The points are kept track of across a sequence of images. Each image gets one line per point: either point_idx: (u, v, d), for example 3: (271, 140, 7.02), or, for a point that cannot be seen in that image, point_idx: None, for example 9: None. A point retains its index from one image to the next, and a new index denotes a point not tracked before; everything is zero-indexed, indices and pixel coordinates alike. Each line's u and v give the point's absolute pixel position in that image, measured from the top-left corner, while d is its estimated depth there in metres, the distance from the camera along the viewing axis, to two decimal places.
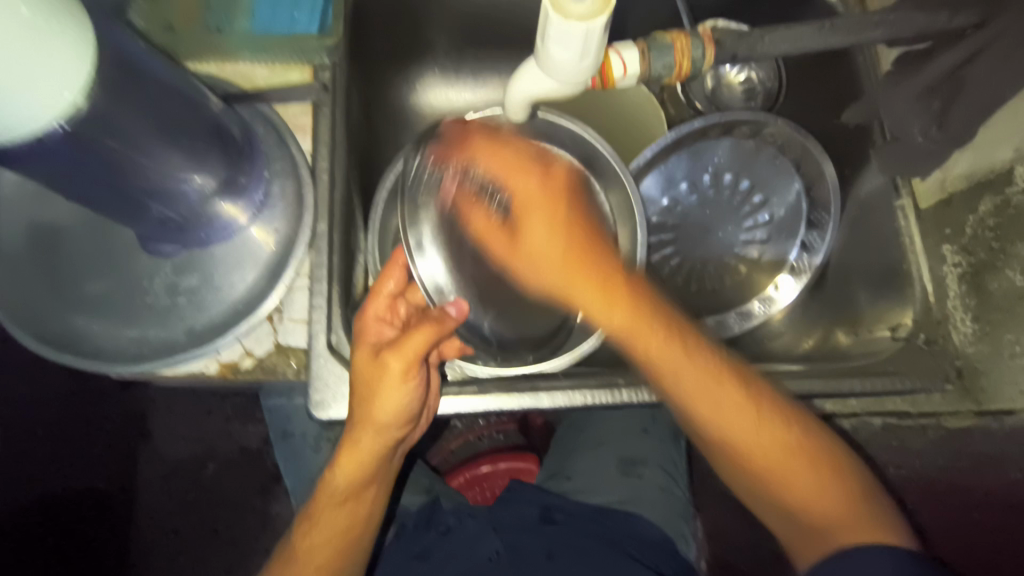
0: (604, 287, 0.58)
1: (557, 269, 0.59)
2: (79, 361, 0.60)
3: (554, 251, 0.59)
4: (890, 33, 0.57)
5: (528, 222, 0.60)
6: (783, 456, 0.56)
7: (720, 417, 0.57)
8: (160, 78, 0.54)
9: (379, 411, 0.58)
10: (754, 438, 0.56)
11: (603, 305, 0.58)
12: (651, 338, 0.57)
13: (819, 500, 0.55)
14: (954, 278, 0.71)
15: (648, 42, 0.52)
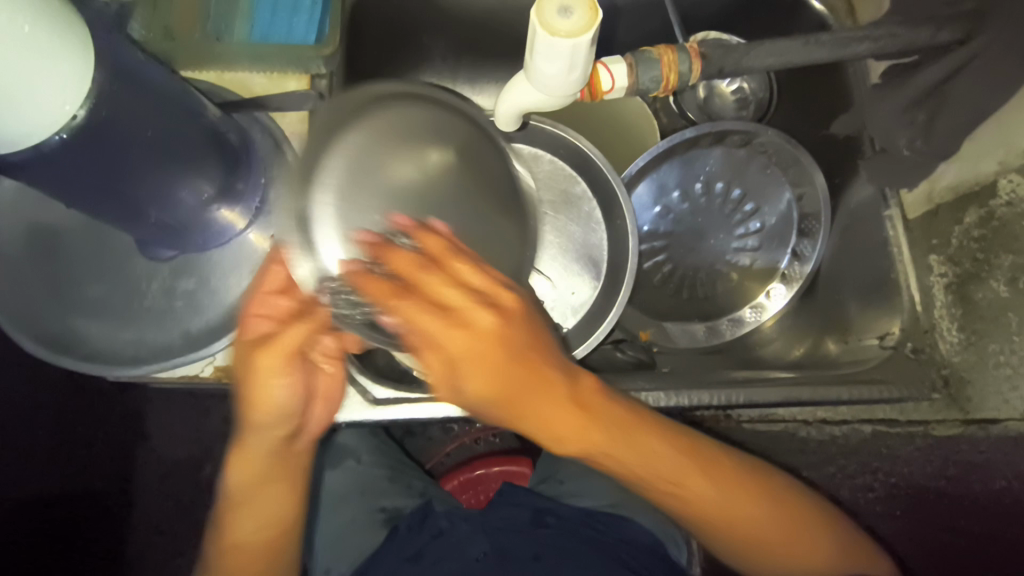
0: (570, 414, 0.51)
1: (490, 398, 0.48)
2: (77, 364, 0.60)
3: (495, 378, 0.46)
4: (876, 48, 0.57)
5: (467, 357, 0.46)
6: (701, 477, 0.59)
7: (639, 463, 0.57)
8: (163, 90, 0.55)
9: (256, 408, 0.58)
10: (678, 472, 0.58)
11: (576, 424, 0.52)
12: (598, 442, 0.54)
13: (760, 531, 0.60)
14: (941, 288, 0.71)
15: (636, 56, 0.54)
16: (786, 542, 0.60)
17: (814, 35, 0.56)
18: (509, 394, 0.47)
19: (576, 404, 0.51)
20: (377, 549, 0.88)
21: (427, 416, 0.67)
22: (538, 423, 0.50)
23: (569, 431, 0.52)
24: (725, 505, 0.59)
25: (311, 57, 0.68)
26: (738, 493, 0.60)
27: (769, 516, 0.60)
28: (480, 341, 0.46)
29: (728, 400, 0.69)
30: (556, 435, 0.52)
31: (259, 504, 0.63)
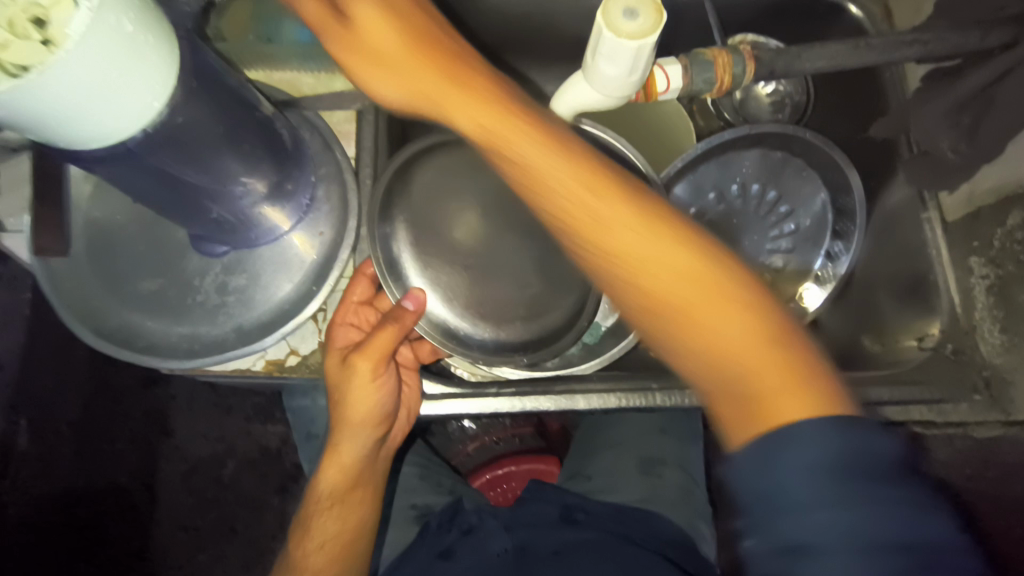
0: (495, 112, 0.49)
1: (403, 81, 0.51)
2: (135, 356, 0.62)
3: (569, 194, 0.47)
4: (924, 51, 0.58)
5: (366, 49, 0.52)
6: (708, 299, 0.45)
7: (672, 290, 0.45)
8: (229, 87, 0.56)
9: (354, 408, 0.62)
10: (732, 335, 0.44)
11: (482, 134, 0.49)
12: (586, 189, 0.47)
13: (719, 333, 0.44)
14: (982, 289, 0.71)
15: (690, 57, 0.54)
16: (721, 355, 0.44)
17: (865, 38, 0.57)
18: (568, 195, 0.47)
19: (506, 107, 0.49)
20: (409, 547, 0.90)
21: (477, 411, 0.67)
22: (394, 84, 0.51)
23: (617, 215, 0.47)
24: (654, 266, 0.46)
25: None
26: (774, 363, 0.42)
27: (732, 326, 0.44)
28: (531, 140, 0.48)
29: None
30: (498, 144, 0.49)
31: (323, 540, 0.64)
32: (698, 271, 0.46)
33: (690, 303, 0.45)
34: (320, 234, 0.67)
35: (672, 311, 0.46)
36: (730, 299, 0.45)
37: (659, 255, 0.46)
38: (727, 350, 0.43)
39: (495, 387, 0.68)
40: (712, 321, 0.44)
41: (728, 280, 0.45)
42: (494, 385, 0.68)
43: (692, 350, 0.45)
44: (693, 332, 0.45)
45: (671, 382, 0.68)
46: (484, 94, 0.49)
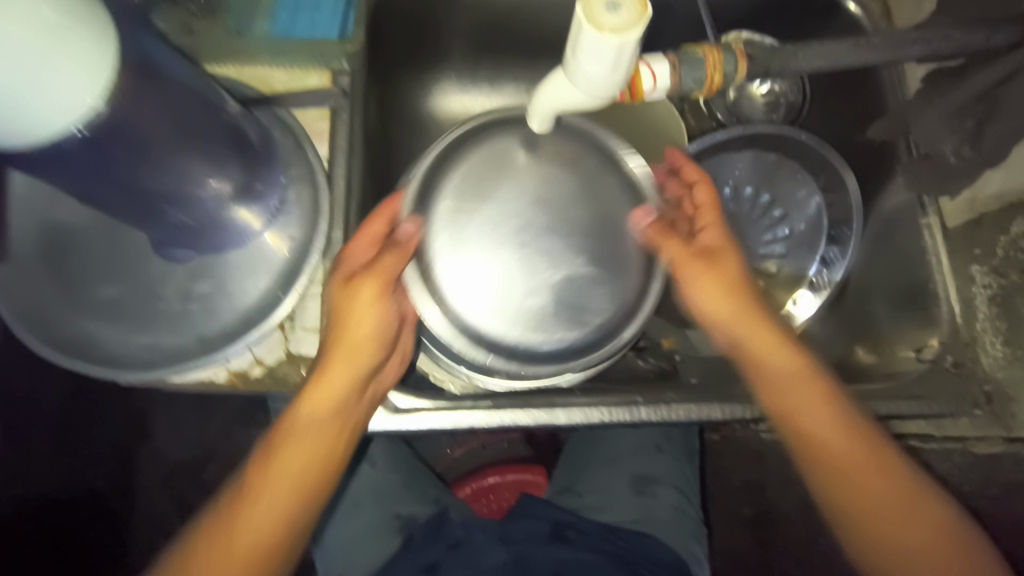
0: (749, 311, 0.62)
1: (716, 296, 0.62)
2: (90, 367, 0.58)
3: (711, 299, 0.62)
4: (927, 50, 0.55)
5: (691, 265, 0.62)
6: (867, 472, 0.58)
7: (852, 470, 0.58)
8: (187, 81, 0.52)
9: (353, 327, 0.58)
10: (886, 505, 0.58)
11: (721, 295, 0.62)
12: (770, 344, 0.61)
13: (884, 513, 0.58)
14: (984, 300, 0.68)
15: (680, 55, 0.51)
16: (907, 532, 0.57)
17: (864, 36, 0.54)
18: (756, 334, 0.62)
19: (727, 286, 0.62)
20: (392, 559, 0.85)
21: (449, 426, 0.63)
22: (728, 311, 0.61)
23: (804, 370, 0.60)
24: (790, 400, 0.60)
25: (334, 54, 0.66)
26: (931, 527, 0.58)
27: (894, 493, 0.58)
28: (716, 278, 0.62)
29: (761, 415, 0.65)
30: (763, 349, 0.61)
31: (273, 494, 0.56)
32: (858, 444, 0.58)
33: (853, 476, 0.58)
34: (290, 239, 0.64)
35: (831, 484, 0.59)
36: (929, 503, 0.58)
37: (825, 436, 0.59)
38: (911, 531, 0.58)
39: (472, 400, 0.65)
40: (872, 488, 0.58)
41: (916, 472, 0.59)
42: (471, 398, 0.65)
43: (831, 494, 0.59)
44: (820, 456, 0.59)
45: (657, 396, 0.66)
46: (730, 279, 0.62)
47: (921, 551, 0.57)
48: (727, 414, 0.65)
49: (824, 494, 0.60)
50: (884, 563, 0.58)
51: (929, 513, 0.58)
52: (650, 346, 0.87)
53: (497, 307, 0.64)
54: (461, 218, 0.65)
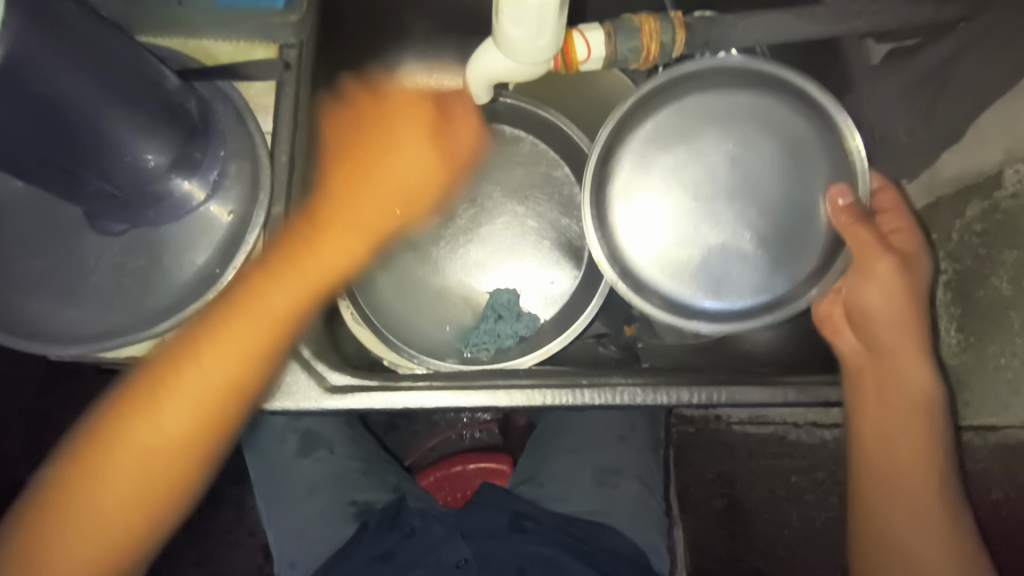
0: (904, 338, 0.58)
1: (889, 315, 0.58)
2: (18, 340, 0.57)
3: (895, 310, 0.57)
4: (875, 24, 0.53)
5: (879, 299, 0.58)
6: (917, 507, 0.59)
7: (908, 509, 0.59)
8: (107, 43, 0.51)
9: (403, 156, 0.63)
10: (926, 544, 0.58)
11: (886, 312, 0.58)
12: (895, 395, 0.59)
13: (921, 552, 0.58)
14: (941, 285, 0.66)
15: (616, 23, 0.50)
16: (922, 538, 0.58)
17: (808, 8, 0.52)
18: (891, 332, 0.59)
19: (905, 314, 0.58)
20: (346, 544, 0.85)
21: (382, 408, 0.61)
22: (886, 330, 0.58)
23: (910, 410, 0.59)
24: (886, 407, 0.59)
25: (278, 26, 0.64)
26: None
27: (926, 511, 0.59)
28: (903, 288, 0.57)
29: (708, 400, 0.64)
30: (898, 380, 0.59)
31: (183, 398, 0.55)
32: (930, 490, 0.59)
33: (899, 510, 0.59)
34: (229, 214, 0.62)
35: (880, 514, 0.60)
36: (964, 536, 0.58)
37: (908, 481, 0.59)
38: (923, 541, 0.58)
39: (409, 380, 0.62)
40: (919, 534, 0.58)
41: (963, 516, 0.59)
42: (410, 378, 0.63)
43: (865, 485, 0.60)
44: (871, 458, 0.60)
45: (602, 378, 0.64)
46: (908, 313, 0.58)
47: (925, 558, 0.58)
48: (672, 399, 0.63)
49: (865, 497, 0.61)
50: None
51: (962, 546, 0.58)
52: (611, 334, 0.86)
53: (674, 259, 0.65)
54: (650, 154, 0.67)
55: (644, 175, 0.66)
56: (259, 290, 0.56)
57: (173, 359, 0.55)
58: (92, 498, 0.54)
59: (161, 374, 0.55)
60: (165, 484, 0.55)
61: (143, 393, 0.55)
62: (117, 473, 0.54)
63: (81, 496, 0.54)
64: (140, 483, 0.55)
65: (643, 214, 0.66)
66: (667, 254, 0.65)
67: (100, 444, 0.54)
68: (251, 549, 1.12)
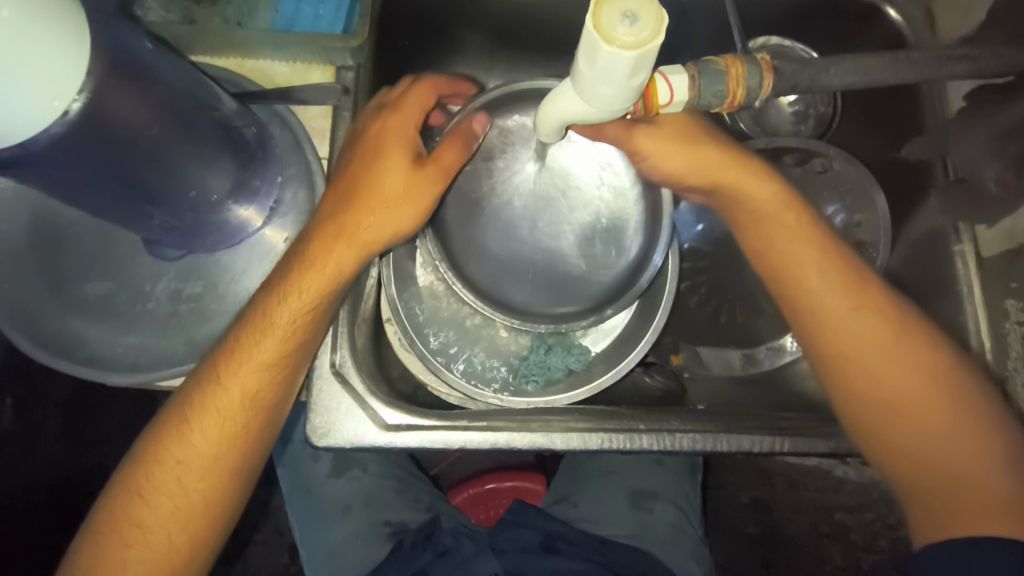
0: (757, 181, 0.59)
1: (704, 172, 0.58)
2: (73, 367, 0.57)
3: (677, 160, 0.58)
4: (974, 69, 0.50)
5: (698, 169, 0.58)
6: (874, 341, 0.56)
7: (866, 350, 0.56)
8: (175, 80, 0.50)
9: (387, 145, 0.54)
10: (898, 384, 0.55)
11: (745, 173, 0.59)
12: (789, 222, 0.59)
13: (897, 393, 0.55)
14: (1019, 337, 0.63)
15: (699, 65, 0.47)
16: (905, 396, 0.55)
17: (904, 51, 0.49)
18: (715, 174, 0.59)
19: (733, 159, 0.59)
20: (380, 565, 0.84)
21: (438, 446, 0.60)
22: (749, 182, 0.59)
23: (817, 247, 0.58)
24: (797, 256, 0.58)
25: (336, 49, 0.63)
26: (947, 406, 0.54)
27: (898, 365, 0.55)
28: (666, 142, 0.57)
29: (771, 448, 0.61)
30: (791, 217, 0.59)
31: (193, 448, 0.53)
32: (874, 320, 0.56)
33: (858, 353, 0.56)
34: (285, 240, 0.61)
35: (843, 371, 0.57)
36: (944, 377, 0.55)
37: (854, 323, 0.56)
38: (894, 381, 0.55)
39: (466, 418, 0.61)
40: (888, 377, 0.55)
41: (930, 340, 0.56)
42: (465, 416, 0.61)
43: (834, 362, 0.57)
44: (820, 328, 0.57)
45: (661, 423, 0.62)
46: (753, 167, 0.59)
47: (910, 402, 0.54)
48: (731, 447, 0.61)
49: (832, 373, 0.57)
50: (898, 451, 0.54)
51: (948, 393, 0.54)
52: (659, 363, 0.84)
53: (582, 288, 0.73)
54: (489, 231, 0.74)
55: (497, 265, 0.74)
56: (286, 296, 0.53)
57: (174, 418, 0.54)
58: (133, 557, 0.51)
59: (172, 431, 0.53)
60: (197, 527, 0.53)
61: (154, 454, 0.53)
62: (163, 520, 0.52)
63: (127, 552, 0.51)
64: (176, 538, 0.52)
65: (538, 263, 0.73)
66: (571, 289, 0.74)
67: (121, 510, 0.52)
68: (279, 549, 1.13)
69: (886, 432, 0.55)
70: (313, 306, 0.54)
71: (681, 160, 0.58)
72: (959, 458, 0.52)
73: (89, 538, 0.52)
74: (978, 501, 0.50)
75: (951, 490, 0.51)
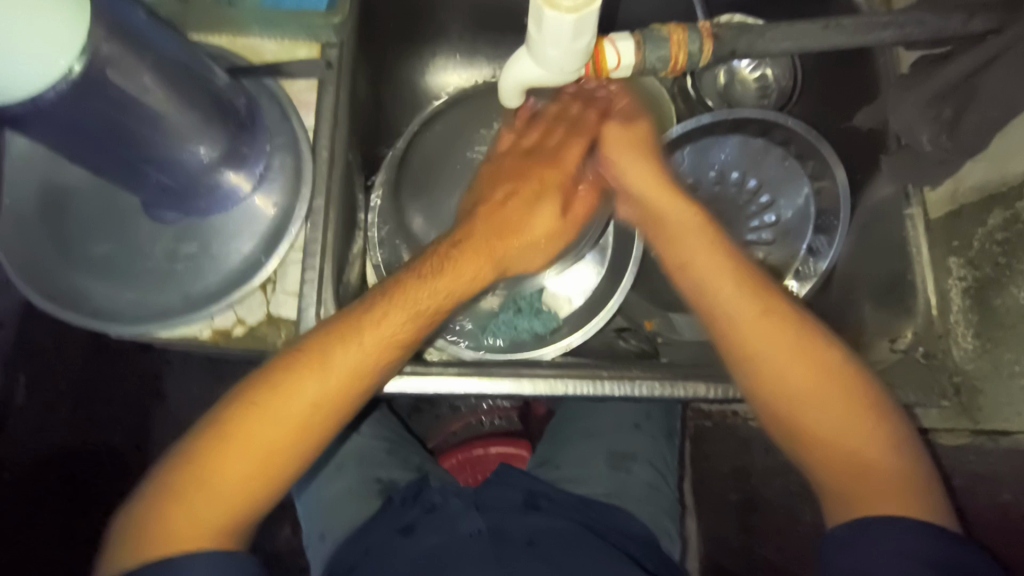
0: (662, 188, 0.66)
1: (649, 189, 0.66)
2: (81, 319, 0.62)
3: (639, 173, 0.67)
4: (900, 35, 0.54)
5: (637, 182, 0.67)
6: (772, 338, 0.58)
7: (766, 347, 0.58)
8: (172, 51, 0.55)
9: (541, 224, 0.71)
10: (799, 378, 0.57)
11: (671, 195, 0.65)
12: (700, 227, 0.63)
13: (798, 386, 0.57)
14: (959, 292, 0.67)
15: (645, 33, 0.52)
16: (808, 394, 0.57)
17: (836, 18, 0.54)
18: (654, 191, 0.66)
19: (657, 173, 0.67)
20: (370, 519, 0.89)
21: (415, 391, 0.65)
22: (671, 201, 0.65)
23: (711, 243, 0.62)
24: (697, 256, 0.62)
25: (321, 26, 0.67)
26: (841, 399, 0.57)
27: (806, 367, 0.57)
28: (621, 139, 0.68)
29: (724, 395, 0.66)
30: (702, 221, 0.64)
31: (256, 434, 0.55)
32: (775, 319, 0.59)
33: (760, 349, 0.58)
34: (273, 207, 0.66)
35: (748, 364, 0.59)
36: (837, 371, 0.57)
37: (756, 323, 0.59)
38: (791, 375, 0.57)
39: (439, 365, 0.66)
40: (791, 373, 0.57)
41: (824, 341, 0.58)
42: (440, 364, 0.66)
43: (747, 363, 0.59)
44: (723, 320, 0.60)
45: (622, 371, 0.67)
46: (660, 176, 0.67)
47: (807, 395, 0.57)
48: (689, 393, 0.66)
49: (750, 378, 0.59)
50: (805, 446, 0.57)
51: (846, 389, 0.57)
52: (632, 328, 0.88)
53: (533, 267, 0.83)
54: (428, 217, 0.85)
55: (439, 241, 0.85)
56: (368, 319, 0.59)
57: (227, 414, 0.56)
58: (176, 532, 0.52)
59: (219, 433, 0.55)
60: (250, 498, 0.55)
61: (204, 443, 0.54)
62: (223, 493, 0.53)
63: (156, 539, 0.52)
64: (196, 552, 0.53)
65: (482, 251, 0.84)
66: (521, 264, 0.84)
67: (194, 472, 0.53)
68: (281, 520, 1.18)
69: (786, 425, 0.58)
70: (409, 317, 0.60)
71: (628, 175, 0.67)
72: (857, 445, 0.56)
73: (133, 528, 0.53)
74: (874, 482, 0.54)
75: (854, 474, 0.55)
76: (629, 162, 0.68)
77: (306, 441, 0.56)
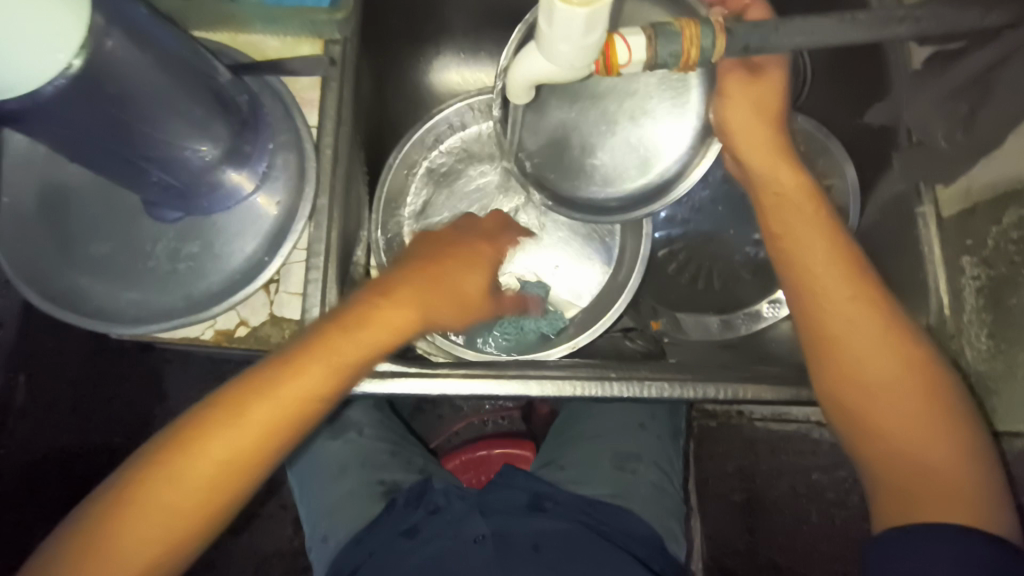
0: (772, 156, 0.63)
1: (758, 154, 0.63)
2: (79, 319, 0.61)
3: (747, 128, 0.63)
4: (916, 30, 0.53)
5: (745, 143, 0.64)
6: (862, 331, 0.56)
7: (858, 340, 0.56)
8: (174, 46, 0.54)
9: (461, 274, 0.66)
10: (882, 375, 0.55)
11: (773, 160, 0.63)
12: (798, 205, 0.61)
13: (879, 382, 0.55)
14: (972, 291, 0.65)
15: (657, 28, 0.50)
16: (883, 391, 0.55)
17: (851, 13, 0.53)
18: (765, 153, 0.63)
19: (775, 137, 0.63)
20: (373, 521, 0.88)
21: (418, 393, 0.64)
22: (773, 169, 0.62)
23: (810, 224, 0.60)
24: (798, 237, 0.59)
25: (325, 22, 0.66)
26: (919, 401, 0.55)
27: (890, 362, 0.55)
28: (747, 92, 0.63)
29: (733, 395, 0.65)
30: (804, 200, 0.61)
31: (236, 444, 0.53)
32: (869, 310, 0.57)
33: (850, 343, 0.56)
34: (276, 205, 0.65)
35: (832, 356, 0.57)
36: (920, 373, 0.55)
37: (847, 314, 0.57)
38: (875, 371, 0.56)
39: (445, 366, 0.65)
40: (875, 370, 0.56)
41: (914, 337, 0.56)
42: (446, 366, 0.65)
43: (834, 357, 0.57)
44: (818, 307, 0.58)
45: (630, 372, 0.66)
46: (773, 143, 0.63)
47: (885, 395, 0.55)
48: (697, 394, 0.65)
49: (829, 372, 0.57)
50: (879, 449, 0.55)
51: (931, 395, 0.55)
52: (638, 328, 0.87)
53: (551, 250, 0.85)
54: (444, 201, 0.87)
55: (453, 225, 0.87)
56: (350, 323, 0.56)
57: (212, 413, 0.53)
58: (124, 541, 0.51)
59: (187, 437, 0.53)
60: (194, 528, 0.53)
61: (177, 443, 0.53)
62: (154, 525, 0.51)
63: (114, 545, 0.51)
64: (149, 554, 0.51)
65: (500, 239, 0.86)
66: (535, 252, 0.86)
67: (131, 500, 0.51)
68: (282, 521, 1.17)
69: (856, 423, 0.56)
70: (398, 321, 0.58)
71: (737, 136, 0.64)
72: (934, 457, 0.53)
73: (75, 542, 0.51)
74: (943, 493, 0.52)
75: (921, 483, 0.53)
76: (737, 116, 0.64)
77: (280, 443, 0.55)
